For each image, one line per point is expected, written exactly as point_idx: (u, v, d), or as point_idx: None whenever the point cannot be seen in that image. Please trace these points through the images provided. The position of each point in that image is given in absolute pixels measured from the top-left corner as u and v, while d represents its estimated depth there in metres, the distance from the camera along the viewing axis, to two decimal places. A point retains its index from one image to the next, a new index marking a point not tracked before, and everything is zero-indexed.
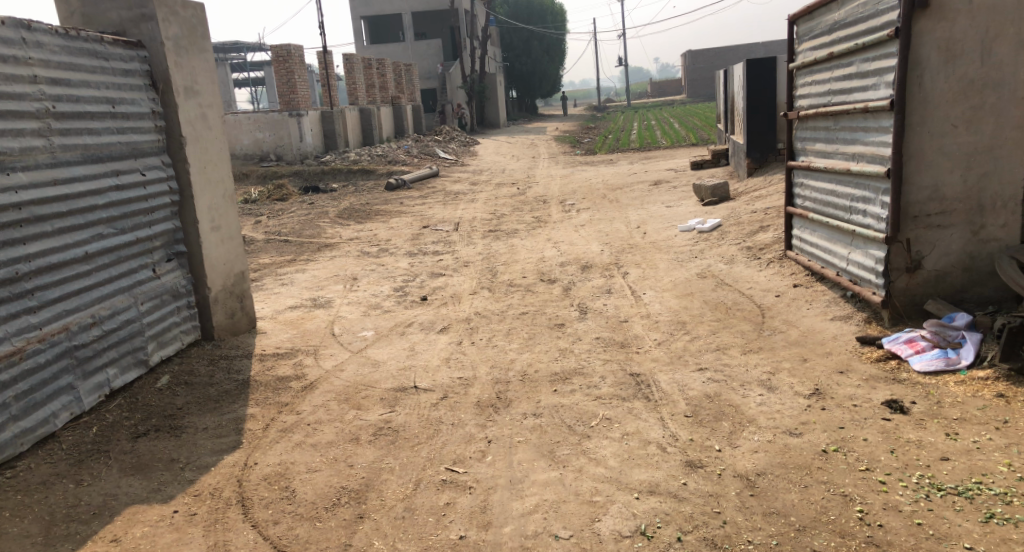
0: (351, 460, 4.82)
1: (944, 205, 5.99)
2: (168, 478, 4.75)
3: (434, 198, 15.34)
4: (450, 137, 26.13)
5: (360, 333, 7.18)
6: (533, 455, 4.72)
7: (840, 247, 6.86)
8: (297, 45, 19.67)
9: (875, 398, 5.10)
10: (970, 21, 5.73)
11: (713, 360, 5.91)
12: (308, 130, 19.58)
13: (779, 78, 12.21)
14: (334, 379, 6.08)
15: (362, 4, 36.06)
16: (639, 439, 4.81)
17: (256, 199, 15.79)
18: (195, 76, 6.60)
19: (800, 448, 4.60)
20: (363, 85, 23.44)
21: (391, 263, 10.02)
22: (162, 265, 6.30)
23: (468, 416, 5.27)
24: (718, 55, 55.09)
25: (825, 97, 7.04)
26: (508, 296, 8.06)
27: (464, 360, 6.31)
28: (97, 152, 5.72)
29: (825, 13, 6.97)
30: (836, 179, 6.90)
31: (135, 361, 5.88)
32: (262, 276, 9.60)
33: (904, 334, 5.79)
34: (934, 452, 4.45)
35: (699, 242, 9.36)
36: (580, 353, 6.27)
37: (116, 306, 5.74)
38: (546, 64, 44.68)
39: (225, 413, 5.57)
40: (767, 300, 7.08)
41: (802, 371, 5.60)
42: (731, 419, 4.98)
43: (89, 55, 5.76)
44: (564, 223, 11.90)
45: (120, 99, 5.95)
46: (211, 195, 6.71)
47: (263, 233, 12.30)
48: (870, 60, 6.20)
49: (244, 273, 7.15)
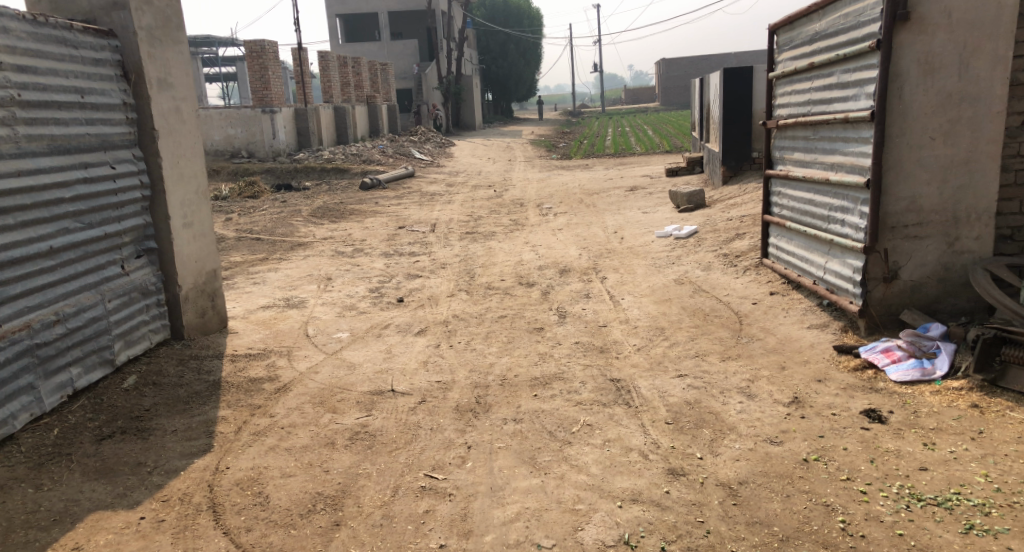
0: (327, 465, 4.72)
1: (921, 217, 6.00)
2: (135, 482, 4.60)
3: (410, 198, 15.22)
4: (426, 138, 26.00)
5: (335, 334, 7.07)
6: (514, 461, 4.65)
7: (817, 256, 6.87)
8: (272, 40, 19.44)
9: (853, 407, 5.10)
10: (950, 35, 5.74)
11: (692, 367, 5.88)
12: (281, 126, 19.35)
13: (756, 86, 12.26)
14: (309, 381, 5.96)
15: (338, 2, 35.82)
16: (621, 446, 4.76)
17: (227, 196, 15.55)
18: (169, 68, 6.44)
19: (782, 457, 4.57)
20: (337, 83, 23.23)
21: (367, 263, 9.90)
22: (131, 261, 6.14)
23: (447, 421, 5.19)
24: (694, 64, 55.53)
25: (804, 107, 7.06)
26: (486, 299, 7.98)
27: (442, 364, 6.22)
28: (65, 143, 5.56)
29: (806, 23, 6.99)
30: (814, 188, 6.92)
31: (100, 361, 5.72)
32: (233, 274, 9.42)
33: (881, 343, 5.80)
34: (913, 462, 4.45)
35: (676, 248, 9.36)
36: (559, 358, 6.21)
37: (82, 303, 5.57)
38: (522, 67, 44.68)
39: (196, 415, 5.43)
40: (745, 307, 7.08)
41: (781, 379, 5.59)
42: (712, 426, 4.95)
43: (58, 43, 5.59)
44: (542, 226, 11.86)
45: (90, 89, 5.78)
46: (183, 190, 6.56)
47: (234, 230, 12.09)
48: (852, 71, 6.22)
49: (216, 271, 7.00)
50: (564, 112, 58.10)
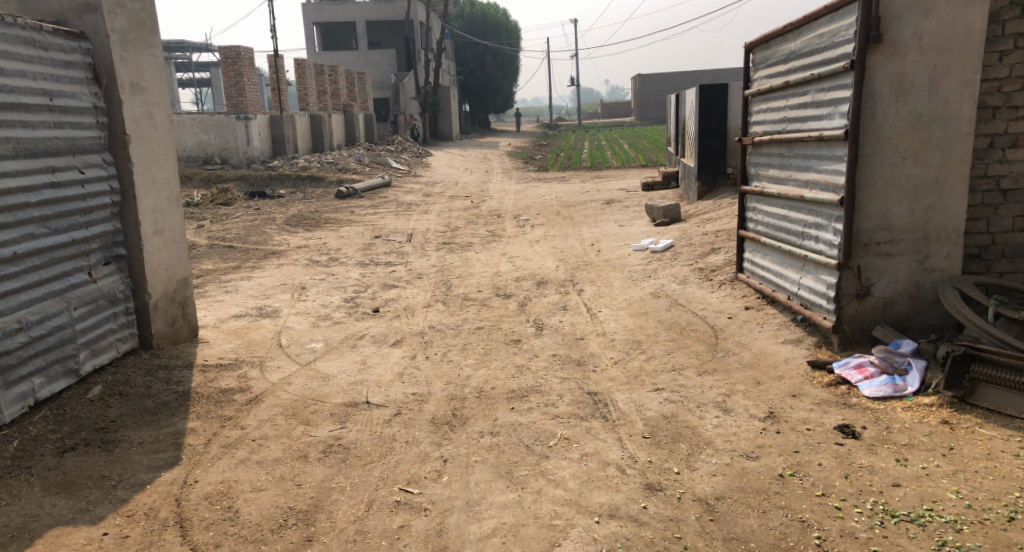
0: (300, 478, 4.64)
1: (893, 235, 6.06)
2: (98, 497, 4.49)
3: (387, 208, 15.15)
4: (402, 148, 25.94)
5: (310, 344, 6.99)
6: (490, 476, 4.60)
7: (791, 272, 6.92)
8: (248, 47, 19.32)
9: (827, 422, 5.12)
10: (920, 57, 5.82)
11: (669, 381, 5.88)
12: (255, 134, 19.21)
13: (732, 103, 12.39)
14: (282, 392, 5.87)
15: (316, 11, 35.76)
16: (598, 460, 4.73)
17: (200, 202, 15.37)
18: (142, 72, 6.35)
19: (757, 472, 4.58)
20: (314, 91, 23.11)
21: (343, 273, 9.82)
22: (99, 268, 6.03)
23: (422, 434, 5.13)
24: (669, 80, 56.11)
25: (780, 124, 7.13)
26: (462, 310, 7.94)
27: (419, 376, 6.16)
28: (32, 147, 5.45)
29: (781, 42, 7.07)
30: (788, 204, 6.98)
31: (64, 371, 5.60)
32: (205, 282, 9.29)
33: (854, 359, 5.84)
34: (886, 478, 4.47)
35: (652, 261, 9.40)
36: (536, 370, 6.18)
37: (46, 310, 5.46)
38: (500, 79, 44.77)
39: (164, 427, 5.32)
40: (720, 321, 7.11)
41: (756, 394, 5.60)
42: (689, 441, 4.94)
43: (27, 44, 5.50)
44: (518, 237, 11.85)
45: (59, 92, 5.69)
46: (155, 197, 6.46)
47: (207, 238, 11.94)
48: (826, 90, 6.28)
49: (187, 279, 6.89)
50: (540, 124, 58.26)
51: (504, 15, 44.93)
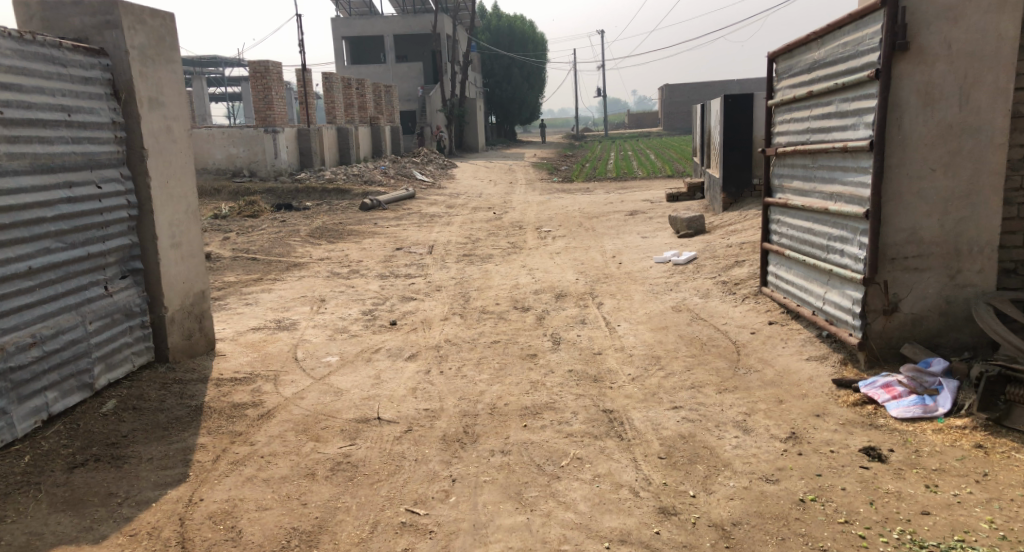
0: (305, 498, 4.55)
1: (922, 248, 5.86)
2: (103, 515, 4.43)
3: (409, 220, 15.13)
4: (428, 159, 25.97)
5: (324, 358, 6.92)
6: (499, 496, 4.48)
7: (816, 286, 6.72)
8: (275, 61, 19.41)
9: (852, 444, 4.93)
10: (950, 65, 5.63)
11: (688, 399, 5.71)
12: (283, 146, 19.30)
13: (758, 113, 12.20)
14: (293, 408, 5.79)
15: (344, 25, 36.08)
16: (611, 482, 4.59)
17: (227, 214, 15.46)
18: (161, 87, 6.35)
19: (777, 496, 4.40)
20: (341, 104, 23.22)
21: (362, 285, 9.76)
22: (115, 282, 6.01)
23: (433, 452, 5.02)
24: (697, 91, 55.83)
25: (803, 135, 6.95)
26: (479, 323, 7.83)
27: (432, 391, 6.05)
28: (49, 162, 5.44)
29: (805, 52, 6.90)
30: (813, 217, 6.79)
31: (78, 385, 5.57)
32: (226, 294, 9.29)
33: (881, 378, 5.62)
34: (915, 505, 4.27)
35: (674, 274, 9.23)
36: (552, 386, 6.05)
37: (61, 325, 5.44)
38: (526, 90, 44.79)
39: (174, 442, 5.27)
40: (743, 337, 6.93)
41: (778, 413, 5.42)
42: (707, 462, 4.78)
43: (45, 61, 5.51)
44: (540, 249, 11.74)
45: (77, 107, 5.69)
46: (172, 210, 6.43)
47: (231, 250, 11.97)
48: (850, 100, 6.11)
49: (205, 292, 6.86)
50: (566, 136, 58.17)
51: (530, 27, 45.02)
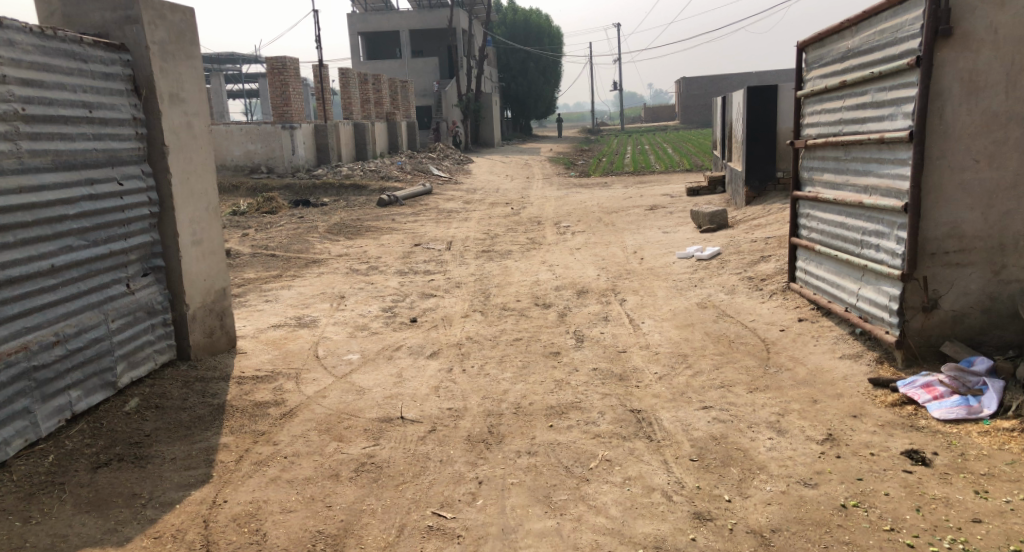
0: (330, 500, 4.45)
1: (963, 243, 5.68)
2: (126, 516, 4.36)
3: (427, 215, 15.04)
4: (444, 155, 25.88)
5: (346, 356, 6.82)
6: (528, 500, 4.36)
7: (849, 282, 6.55)
8: (292, 57, 19.29)
9: (894, 447, 4.77)
10: (995, 52, 5.44)
11: (718, 399, 5.57)
12: (300, 142, 19.26)
13: (783, 105, 11.95)
14: (316, 407, 5.70)
15: (361, 21, 36.04)
16: (643, 485, 4.46)
17: (245, 210, 15.44)
18: (182, 81, 6.26)
19: (817, 501, 4.26)
20: (357, 100, 23.15)
21: (381, 281, 9.67)
22: (137, 280, 5.93)
23: (458, 452, 4.91)
24: (714, 84, 55.40)
25: (835, 127, 6.78)
26: (501, 321, 7.72)
27: (455, 390, 5.94)
28: (71, 159, 5.37)
29: (838, 40, 6.72)
30: (845, 211, 6.62)
31: (102, 384, 5.50)
32: (245, 291, 9.22)
33: (921, 378, 5.45)
34: (964, 513, 4.11)
35: (698, 270, 9.06)
36: (577, 385, 5.92)
37: (83, 323, 5.36)
38: (542, 85, 44.63)
39: (197, 442, 5.19)
40: (772, 334, 6.77)
41: (813, 414, 5.27)
42: (741, 464, 4.64)
43: (67, 57, 5.43)
44: (559, 245, 11.61)
45: (98, 103, 5.61)
46: (194, 207, 6.36)
47: (249, 246, 11.94)
48: (888, 89, 5.92)
49: (226, 289, 6.78)
50: (583, 130, 58.02)
51: (547, 21, 44.86)
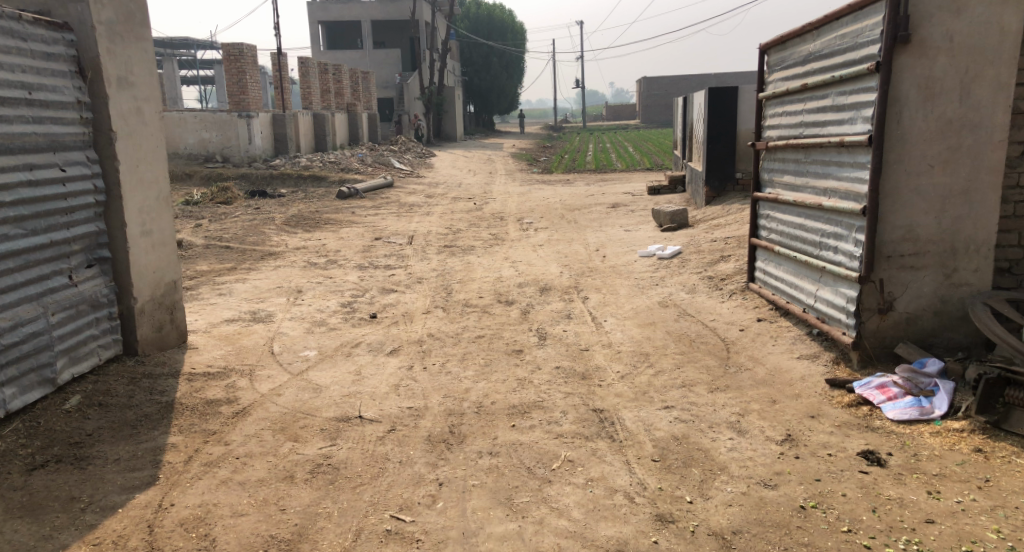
0: (284, 503, 4.33)
1: (918, 247, 5.74)
2: (64, 522, 4.18)
3: (388, 209, 14.86)
4: (406, 148, 25.60)
5: (303, 352, 6.67)
6: (488, 502, 4.29)
7: (807, 283, 6.59)
8: (250, 45, 18.88)
9: (850, 448, 4.80)
10: (951, 59, 5.50)
11: (679, 399, 5.55)
12: (257, 132, 19.00)
13: (744, 106, 12.02)
14: (270, 405, 5.55)
15: (321, 10, 35.52)
16: (605, 486, 4.42)
17: (199, 201, 15.08)
18: (131, 66, 6.04)
19: (776, 503, 4.26)
20: (318, 90, 22.79)
21: (341, 276, 9.49)
22: (81, 271, 5.72)
23: (418, 453, 4.82)
24: (675, 83, 55.79)
25: (796, 129, 6.81)
26: (463, 317, 7.63)
27: (415, 388, 5.84)
28: (8, 143, 5.14)
29: (799, 43, 6.76)
30: (804, 212, 6.66)
31: (40, 380, 5.27)
32: (199, 284, 8.97)
33: (876, 379, 5.50)
34: (919, 513, 4.14)
35: (659, 269, 9.07)
36: (540, 384, 5.86)
37: (20, 316, 5.15)
38: (505, 80, 44.50)
39: (143, 442, 5.01)
40: (732, 334, 6.79)
41: (772, 414, 5.28)
42: (702, 465, 4.63)
43: (5, 34, 5.20)
44: (522, 241, 11.53)
45: (38, 85, 5.39)
46: (143, 196, 6.15)
47: (203, 237, 11.65)
48: (847, 93, 5.97)
49: (177, 282, 6.58)
50: (544, 127, 58.00)
51: (510, 16, 44.72)
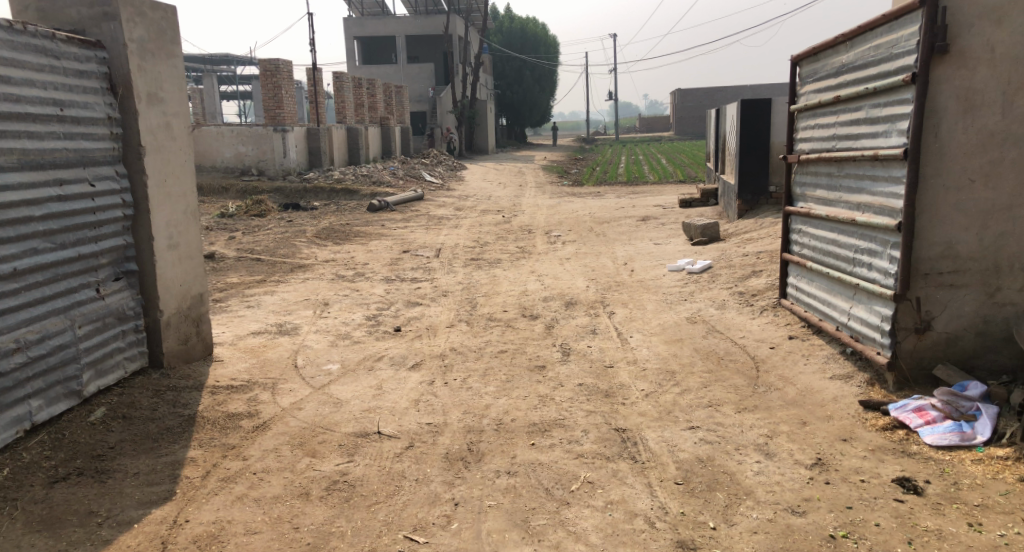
0: (298, 521, 4.27)
1: (957, 264, 5.54)
2: (81, 536, 4.16)
3: (418, 221, 14.86)
4: (438, 161, 25.66)
5: (325, 365, 6.63)
6: (504, 524, 4.19)
7: (840, 300, 6.40)
8: (285, 60, 19.09)
9: (885, 474, 4.61)
10: (993, 71, 5.31)
11: (705, 419, 5.40)
12: (291, 145, 18.96)
13: (777, 118, 11.83)
14: (290, 419, 5.51)
15: (357, 25, 35.87)
16: (625, 510, 4.29)
17: (233, 213, 15.23)
18: (161, 81, 6.07)
19: (805, 531, 4.09)
20: (351, 103, 22.96)
21: (367, 288, 9.48)
22: (108, 284, 5.74)
23: (435, 471, 4.73)
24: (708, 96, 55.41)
25: (828, 142, 6.64)
26: (486, 331, 7.55)
27: (435, 404, 5.76)
28: (39, 158, 5.18)
29: (832, 55, 6.59)
30: (837, 228, 6.48)
31: (66, 392, 5.29)
32: (227, 296, 9.01)
33: (913, 402, 5.30)
34: (958, 546, 3.95)
35: (688, 283, 8.91)
36: (561, 402, 5.74)
37: (47, 329, 5.16)
38: (538, 93, 44.56)
39: (163, 455, 4.99)
40: (761, 351, 6.61)
41: (802, 436, 5.10)
42: (727, 489, 4.48)
43: (38, 52, 5.25)
44: (550, 255, 11.44)
45: (70, 102, 5.43)
46: (170, 210, 6.16)
47: (234, 249, 11.74)
48: (882, 105, 5.79)
49: (203, 295, 6.58)
50: (577, 140, 57.94)
51: (543, 30, 44.82)
